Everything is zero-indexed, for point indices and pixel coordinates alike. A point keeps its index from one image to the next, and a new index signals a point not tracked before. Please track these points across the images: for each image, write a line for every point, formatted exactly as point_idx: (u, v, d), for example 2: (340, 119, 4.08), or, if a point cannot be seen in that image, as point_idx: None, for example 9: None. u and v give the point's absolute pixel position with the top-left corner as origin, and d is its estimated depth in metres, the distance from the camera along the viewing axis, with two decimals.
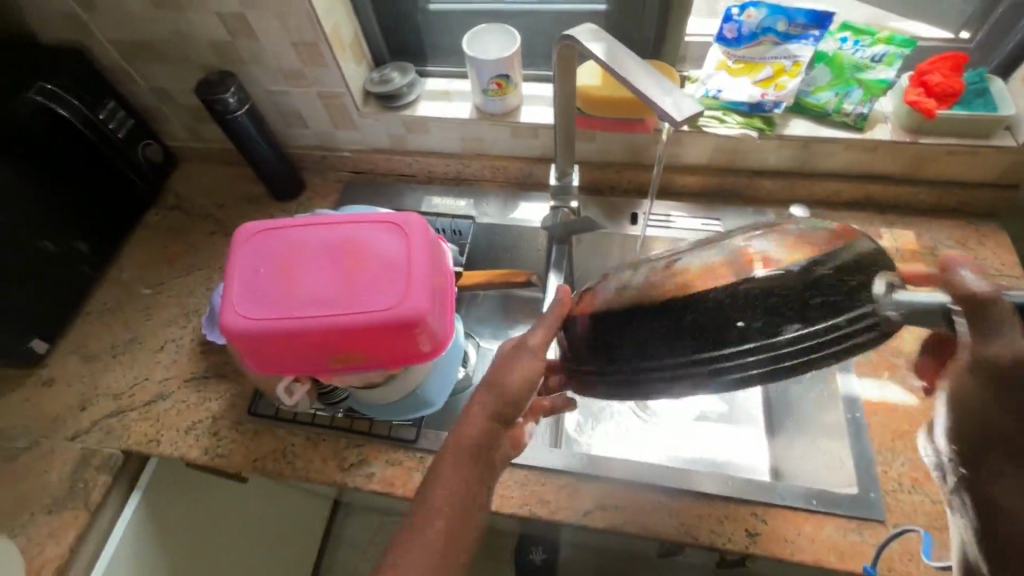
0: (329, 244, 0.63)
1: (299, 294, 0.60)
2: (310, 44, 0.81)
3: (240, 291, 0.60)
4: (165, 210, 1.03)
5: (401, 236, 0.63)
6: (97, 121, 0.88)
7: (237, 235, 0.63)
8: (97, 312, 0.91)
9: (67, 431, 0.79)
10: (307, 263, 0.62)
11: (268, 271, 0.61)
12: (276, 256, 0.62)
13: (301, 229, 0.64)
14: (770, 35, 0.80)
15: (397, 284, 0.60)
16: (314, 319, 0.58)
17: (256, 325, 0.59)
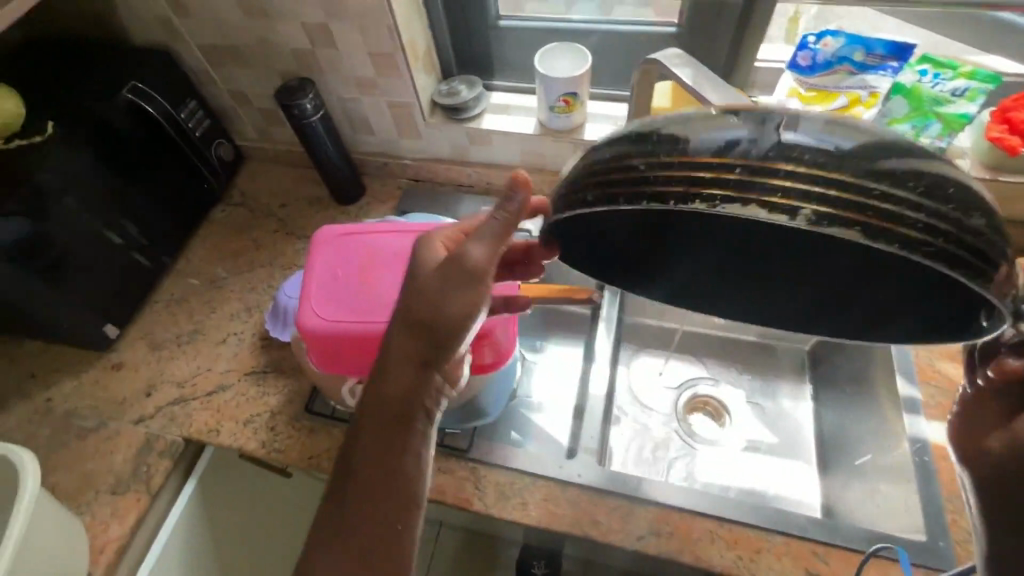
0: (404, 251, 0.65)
1: (376, 298, 0.62)
2: (388, 55, 0.83)
3: (318, 292, 0.62)
4: (231, 207, 1.07)
5: None
6: (178, 118, 0.93)
7: (316, 237, 0.66)
8: (165, 302, 0.95)
9: (133, 415, 0.82)
10: (384, 269, 0.64)
11: (347, 275, 0.63)
12: (354, 260, 0.64)
13: (376, 235, 0.66)
14: (846, 64, 0.80)
15: None
16: None
17: (336, 327, 0.60)
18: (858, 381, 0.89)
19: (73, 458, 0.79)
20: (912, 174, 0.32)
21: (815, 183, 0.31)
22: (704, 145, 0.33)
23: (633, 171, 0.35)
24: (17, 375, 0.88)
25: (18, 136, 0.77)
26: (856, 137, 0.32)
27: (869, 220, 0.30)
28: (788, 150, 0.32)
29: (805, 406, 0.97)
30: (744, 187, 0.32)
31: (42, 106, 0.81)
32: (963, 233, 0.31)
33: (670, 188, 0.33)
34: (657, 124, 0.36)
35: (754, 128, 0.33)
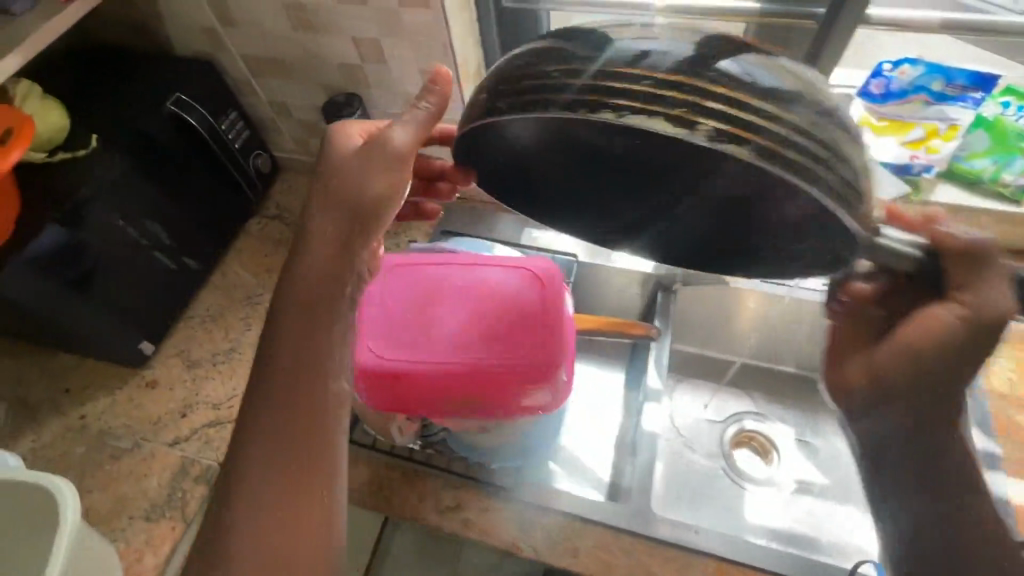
0: (466, 286, 0.64)
1: (435, 338, 0.60)
2: (439, 73, 0.80)
3: (375, 330, 0.60)
4: (268, 219, 1.04)
5: (535, 282, 0.64)
6: (218, 130, 0.90)
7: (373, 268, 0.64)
8: (200, 317, 0.93)
9: (167, 436, 0.80)
10: (443, 307, 0.62)
11: (406, 311, 0.62)
12: (414, 296, 0.63)
13: (437, 269, 0.65)
14: (922, 94, 0.75)
15: (532, 333, 0.61)
16: (455, 363, 0.59)
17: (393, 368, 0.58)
18: None
19: (107, 480, 0.77)
20: (804, 107, 0.35)
21: (718, 102, 0.33)
22: (621, 58, 0.35)
23: (547, 79, 0.36)
24: (50, 391, 0.86)
25: (63, 150, 0.76)
26: (767, 70, 0.35)
27: (764, 140, 0.33)
28: (697, 69, 0.34)
29: None
30: (654, 98, 0.33)
31: (87, 119, 0.80)
32: (841, 163, 0.35)
33: (586, 95, 0.34)
34: (584, 36, 0.37)
35: (664, 46, 0.35)
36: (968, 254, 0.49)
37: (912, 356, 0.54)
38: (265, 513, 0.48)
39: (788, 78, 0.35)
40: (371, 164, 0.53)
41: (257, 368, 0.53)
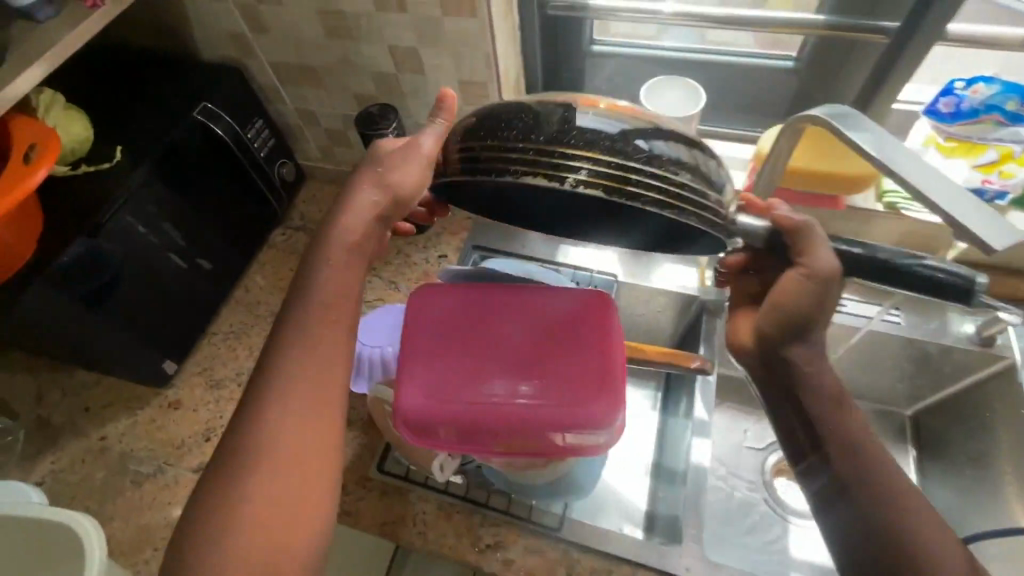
0: (513, 323, 0.59)
1: (483, 380, 0.56)
2: (479, 84, 0.76)
3: (419, 369, 0.56)
4: (291, 230, 1.01)
5: (587, 319, 0.59)
6: (244, 138, 0.86)
7: (411, 302, 0.60)
8: (223, 334, 0.90)
9: (191, 461, 0.78)
10: (491, 345, 0.58)
11: (449, 351, 0.57)
12: (457, 334, 0.58)
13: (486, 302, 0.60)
14: (994, 114, 0.70)
15: (586, 375, 0.56)
16: (502, 407, 0.54)
17: (438, 412, 0.54)
18: (978, 462, 0.80)
19: (129, 507, 0.75)
20: (677, 160, 0.44)
21: (587, 160, 0.43)
22: (543, 133, 0.44)
23: (485, 149, 0.46)
24: (69, 409, 0.83)
25: (87, 163, 0.73)
26: (636, 132, 0.43)
27: (619, 190, 0.42)
28: (571, 134, 0.43)
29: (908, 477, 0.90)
30: (536, 163, 0.43)
31: (111, 128, 0.77)
32: (694, 202, 0.44)
33: (489, 164, 0.45)
34: (516, 110, 0.46)
35: (557, 114, 0.45)
36: (795, 228, 0.53)
37: (784, 319, 0.54)
38: (258, 507, 0.47)
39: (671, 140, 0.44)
40: (397, 169, 0.54)
41: (269, 346, 0.52)
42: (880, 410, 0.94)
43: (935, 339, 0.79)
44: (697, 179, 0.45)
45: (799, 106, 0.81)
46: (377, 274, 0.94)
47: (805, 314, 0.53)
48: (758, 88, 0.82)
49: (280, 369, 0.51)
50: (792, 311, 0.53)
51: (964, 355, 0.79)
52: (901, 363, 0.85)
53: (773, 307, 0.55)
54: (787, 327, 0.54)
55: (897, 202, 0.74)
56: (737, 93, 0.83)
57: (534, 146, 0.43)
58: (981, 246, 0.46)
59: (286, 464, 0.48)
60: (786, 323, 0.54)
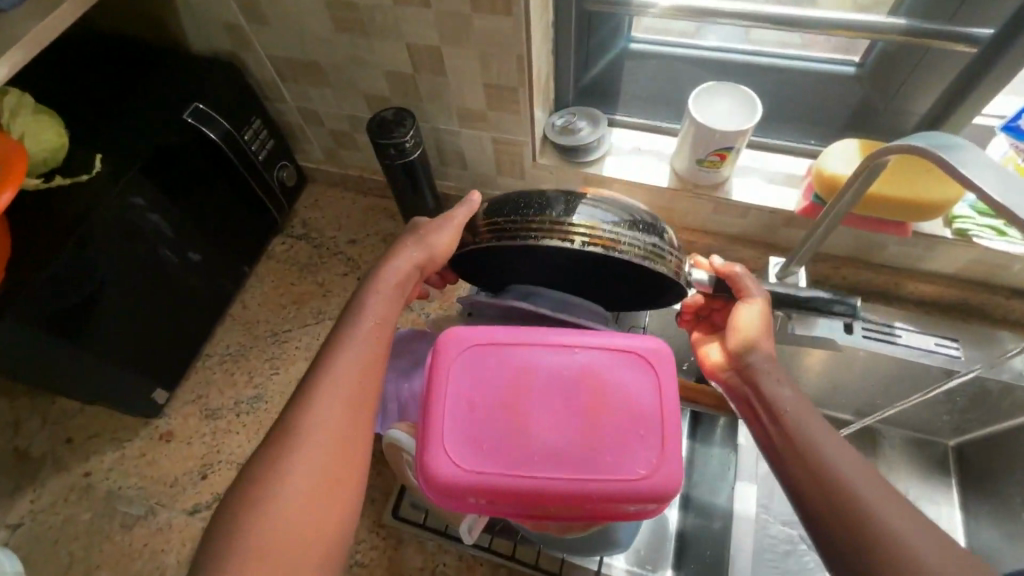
0: (562, 374, 0.50)
1: (528, 444, 0.47)
2: (508, 88, 0.68)
3: (452, 429, 0.48)
4: (292, 239, 0.93)
5: (647, 372, 0.50)
6: (241, 141, 0.77)
7: (443, 345, 0.51)
8: (219, 357, 0.82)
9: (185, 502, 0.71)
10: (536, 400, 0.49)
11: (488, 406, 0.49)
12: (499, 385, 0.49)
13: (527, 348, 0.51)
14: None
15: (647, 439, 0.47)
16: (549, 480, 0.45)
17: (474, 482, 0.46)
18: None
19: (117, 556, 0.68)
20: (656, 233, 0.53)
21: (584, 227, 0.51)
22: (550, 211, 0.52)
23: (503, 223, 0.53)
24: (50, 441, 0.76)
25: (63, 173, 0.64)
26: (619, 208, 0.53)
27: (612, 247, 0.50)
28: (570, 209, 0.52)
29: (949, 513, 0.85)
30: (546, 228, 0.51)
31: (91, 132, 0.68)
32: (669, 260, 0.53)
33: (506, 231, 0.53)
34: (526, 196, 0.55)
35: (561, 198, 0.54)
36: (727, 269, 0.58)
37: (745, 336, 0.54)
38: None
39: (649, 218, 0.54)
40: (435, 233, 0.56)
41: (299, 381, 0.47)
42: (921, 438, 0.89)
43: (993, 376, 0.72)
44: (669, 242, 0.54)
45: (859, 117, 0.73)
46: None
47: (762, 333, 0.54)
48: (815, 97, 0.74)
49: (296, 430, 0.43)
50: (750, 328, 0.54)
51: None
52: (953, 397, 0.79)
53: (732, 332, 0.55)
54: (748, 342, 0.53)
55: (968, 230, 0.67)
56: (791, 100, 0.75)
57: (543, 217, 0.52)
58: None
59: (298, 551, 0.40)
60: (752, 338, 0.53)
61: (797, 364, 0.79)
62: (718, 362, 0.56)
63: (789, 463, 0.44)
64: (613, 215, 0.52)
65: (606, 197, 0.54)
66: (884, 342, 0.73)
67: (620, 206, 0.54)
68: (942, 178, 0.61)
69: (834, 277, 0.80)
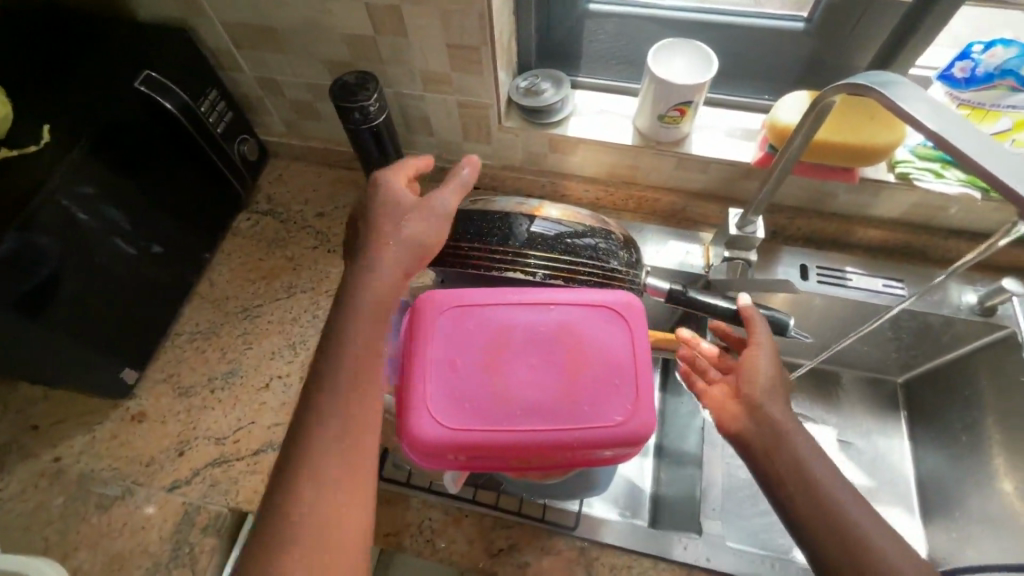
0: (538, 333, 0.51)
1: (508, 402, 0.48)
2: (470, 48, 0.68)
3: (434, 390, 0.49)
4: (258, 215, 0.91)
5: (620, 327, 0.51)
6: (198, 113, 0.76)
7: (421, 311, 0.52)
8: (188, 336, 0.81)
9: (165, 480, 0.70)
10: (513, 359, 0.50)
11: (466, 367, 0.50)
12: (476, 346, 0.51)
13: (504, 309, 0.52)
14: (1008, 79, 0.67)
15: (622, 390, 0.49)
16: (530, 433, 0.47)
17: (458, 439, 0.47)
18: (973, 431, 0.80)
19: (95, 537, 0.67)
20: (608, 250, 0.57)
21: (544, 255, 0.55)
22: (510, 241, 0.55)
23: (467, 252, 0.56)
24: (13, 429, 0.73)
25: (8, 146, 0.61)
26: (574, 230, 0.57)
27: (569, 276, 0.55)
28: (529, 235, 0.55)
29: (901, 445, 0.90)
30: (508, 259, 0.55)
31: (37, 103, 0.65)
32: (623, 276, 0.57)
33: (470, 260, 0.55)
34: (487, 222, 0.56)
35: (521, 223, 0.56)
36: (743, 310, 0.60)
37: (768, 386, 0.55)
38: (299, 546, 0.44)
39: (602, 233, 0.58)
40: (412, 220, 0.53)
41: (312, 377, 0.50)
42: (873, 377, 0.94)
43: (935, 311, 0.78)
44: (623, 257, 0.58)
45: (809, 71, 0.77)
46: None
47: (775, 381, 0.55)
48: (767, 52, 0.76)
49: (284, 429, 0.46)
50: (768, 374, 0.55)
51: (964, 326, 0.78)
52: (901, 334, 0.84)
53: (750, 378, 0.55)
54: (771, 391, 0.54)
55: (909, 172, 0.71)
56: (744, 58, 0.78)
57: (505, 248, 0.55)
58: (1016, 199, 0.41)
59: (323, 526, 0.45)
60: (769, 389, 0.54)
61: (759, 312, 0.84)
62: (732, 411, 0.55)
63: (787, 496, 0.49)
64: (570, 239, 0.56)
65: (563, 219, 0.57)
66: (836, 285, 0.78)
67: (575, 226, 0.57)
68: (885, 123, 0.65)
69: (790, 227, 0.84)
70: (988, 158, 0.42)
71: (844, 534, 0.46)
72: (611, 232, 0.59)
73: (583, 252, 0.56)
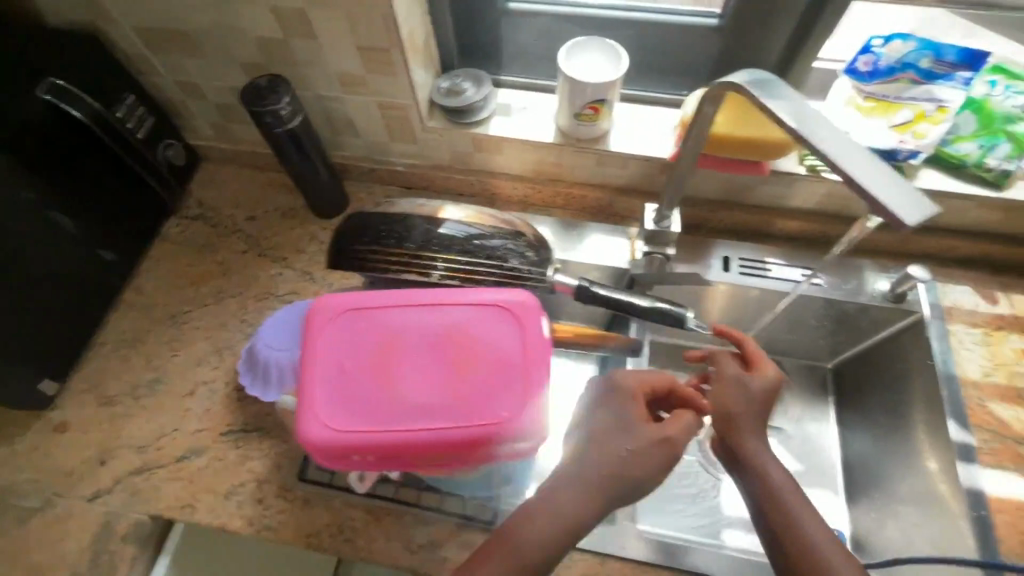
0: (430, 334, 0.52)
1: (398, 402, 0.49)
2: (380, 50, 0.68)
3: (323, 395, 0.49)
4: (188, 219, 0.90)
5: (510, 324, 0.52)
6: (112, 119, 0.74)
7: (313, 316, 0.52)
8: (113, 344, 0.80)
9: (85, 489, 0.69)
10: (404, 360, 0.51)
11: (357, 370, 0.50)
12: (367, 349, 0.51)
13: (395, 310, 0.53)
14: (909, 72, 0.70)
15: (512, 385, 0.50)
16: (418, 433, 0.48)
17: (347, 441, 0.48)
18: (892, 413, 0.82)
19: (13, 549, 0.66)
20: (512, 250, 0.58)
21: (445, 257, 0.56)
22: (410, 244, 0.56)
23: (366, 254, 0.56)
24: None
25: None
26: (478, 231, 0.57)
27: (469, 278, 0.57)
28: (430, 236, 0.56)
29: (828, 429, 0.92)
30: (407, 262, 0.55)
31: None
32: (525, 276, 0.59)
33: (368, 263, 0.56)
34: (388, 222, 0.56)
35: (422, 224, 0.56)
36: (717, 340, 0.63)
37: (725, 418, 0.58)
38: None
39: (508, 232, 0.59)
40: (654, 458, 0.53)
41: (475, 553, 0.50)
42: (805, 364, 0.96)
43: (851, 299, 0.80)
44: (528, 257, 0.59)
45: (723, 67, 0.78)
46: (289, 267, 0.85)
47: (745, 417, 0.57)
48: (682, 49, 0.77)
49: None
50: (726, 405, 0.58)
51: (878, 312, 0.81)
52: (823, 321, 0.86)
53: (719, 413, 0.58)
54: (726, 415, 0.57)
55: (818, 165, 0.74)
56: (662, 54, 0.79)
57: (403, 249, 0.56)
58: (891, 220, 0.41)
59: None
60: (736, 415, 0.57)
61: (691, 306, 0.85)
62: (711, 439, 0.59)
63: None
64: (472, 241, 0.57)
65: (468, 218, 0.58)
66: (755, 276, 0.80)
67: (480, 227, 0.58)
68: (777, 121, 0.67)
69: (713, 220, 0.85)
70: (863, 176, 0.43)
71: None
72: (518, 230, 0.60)
73: (486, 252, 0.57)
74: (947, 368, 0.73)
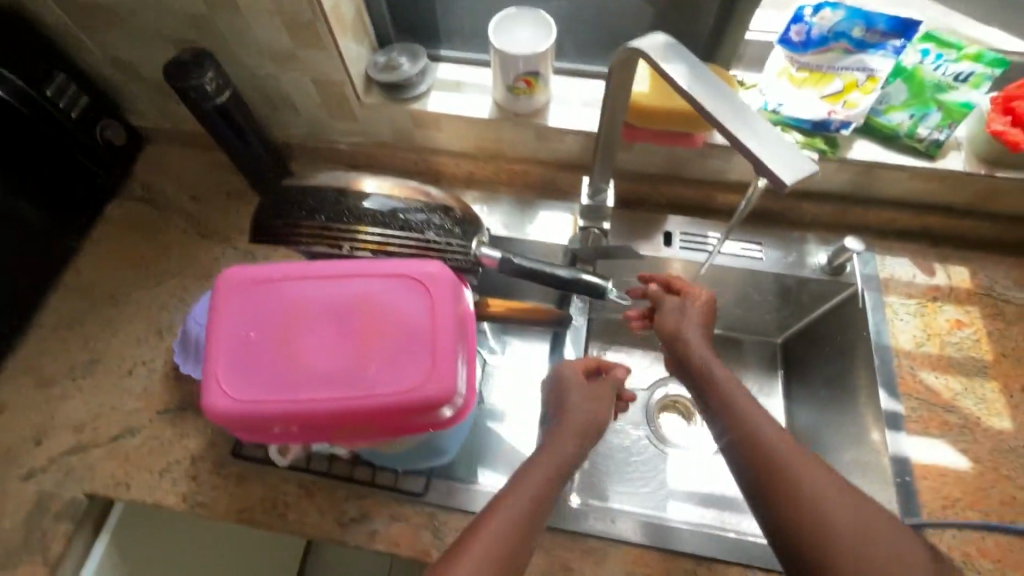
0: (337, 306, 0.52)
1: (303, 371, 0.49)
2: (305, 23, 0.67)
3: (227, 366, 0.50)
4: (130, 201, 0.89)
5: (419, 295, 0.52)
6: (42, 98, 0.73)
7: (219, 289, 0.52)
8: (51, 326, 0.79)
9: (20, 469, 0.70)
10: (310, 331, 0.51)
11: (263, 342, 0.51)
12: (273, 321, 0.51)
13: (303, 283, 0.53)
14: (843, 41, 0.69)
15: (418, 355, 0.50)
16: (322, 402, 0.49)
17: (249, 411, 0.49)
18: (832, 385, 0.83)
19: None
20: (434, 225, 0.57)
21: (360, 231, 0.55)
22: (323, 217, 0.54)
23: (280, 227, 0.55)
24: None
25: None
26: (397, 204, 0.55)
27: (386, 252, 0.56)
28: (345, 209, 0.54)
29: (775, 403, 0.92)
30: (319, 234, 0.54)
31: None
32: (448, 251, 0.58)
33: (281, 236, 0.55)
34: (302, 195, 0.55)
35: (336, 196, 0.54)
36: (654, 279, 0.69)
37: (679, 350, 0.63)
38: None
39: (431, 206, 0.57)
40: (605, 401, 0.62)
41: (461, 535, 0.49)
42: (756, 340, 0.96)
43: (793, 272, 0.80)
44: (453, 232, 0.58)
45: None
46: (231, 246, 0.85)
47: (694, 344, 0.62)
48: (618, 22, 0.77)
49: None
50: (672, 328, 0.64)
51: (817, 285, 0.81)
52: (766, 296, 0.86)
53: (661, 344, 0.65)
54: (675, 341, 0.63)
55: None
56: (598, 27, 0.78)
57: (316, 222, 0.54)
58: (773, 183, 0.44)
59: None
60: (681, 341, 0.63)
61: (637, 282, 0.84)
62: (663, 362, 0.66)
63: (780, 502, 0.48)
64: (389, 215, 0.55)
65: (387, 190, 0.56)
66: (695, 250, 0.80)
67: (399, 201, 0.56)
68: None
69: (655, 195, 0.85)
70: (754, 145, 0.45)
71: (825, 548, 0.45)
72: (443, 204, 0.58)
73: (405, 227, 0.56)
74: (879, 340, 0.74)
